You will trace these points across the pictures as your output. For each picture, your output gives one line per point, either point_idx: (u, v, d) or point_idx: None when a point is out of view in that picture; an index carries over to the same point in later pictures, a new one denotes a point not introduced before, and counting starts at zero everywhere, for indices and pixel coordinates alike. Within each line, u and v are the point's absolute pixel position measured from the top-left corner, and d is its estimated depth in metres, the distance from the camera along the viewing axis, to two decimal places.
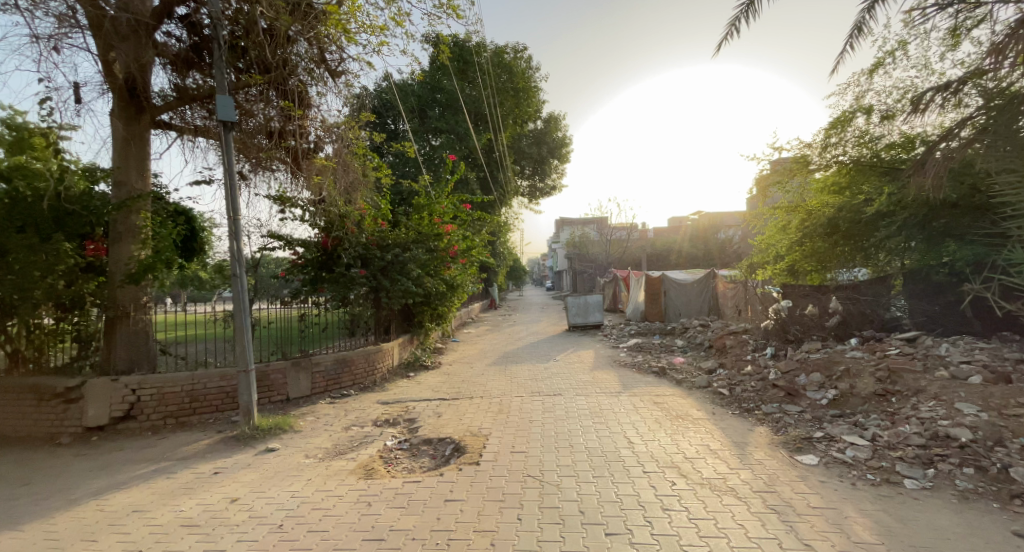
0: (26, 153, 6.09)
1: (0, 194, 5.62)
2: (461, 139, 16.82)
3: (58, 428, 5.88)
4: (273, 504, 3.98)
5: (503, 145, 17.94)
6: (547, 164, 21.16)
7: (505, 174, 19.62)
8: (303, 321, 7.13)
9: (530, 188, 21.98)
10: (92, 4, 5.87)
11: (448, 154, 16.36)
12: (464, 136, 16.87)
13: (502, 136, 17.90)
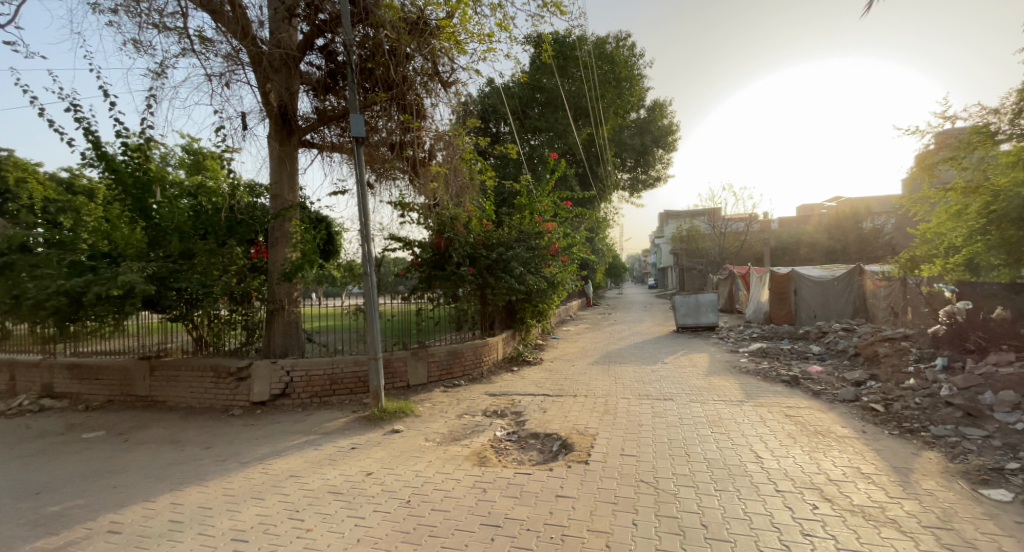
0: (203, 173, 7.54)
1: (189, 208, 7.10)
2: (561, 136, 16.89)
3: (231, 401, 7.01)
4: (400, 480, 4.32)
5: (603, 138, 17.59)
6: (650, 155, 20.00)
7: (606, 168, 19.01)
8: (419, 315, 7.50)
9: (632, 181, 21.02)
10: (251, 43, 6.95)
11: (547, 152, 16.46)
12: (564, 133, 16.87)
13: (603, 129, 17.52)
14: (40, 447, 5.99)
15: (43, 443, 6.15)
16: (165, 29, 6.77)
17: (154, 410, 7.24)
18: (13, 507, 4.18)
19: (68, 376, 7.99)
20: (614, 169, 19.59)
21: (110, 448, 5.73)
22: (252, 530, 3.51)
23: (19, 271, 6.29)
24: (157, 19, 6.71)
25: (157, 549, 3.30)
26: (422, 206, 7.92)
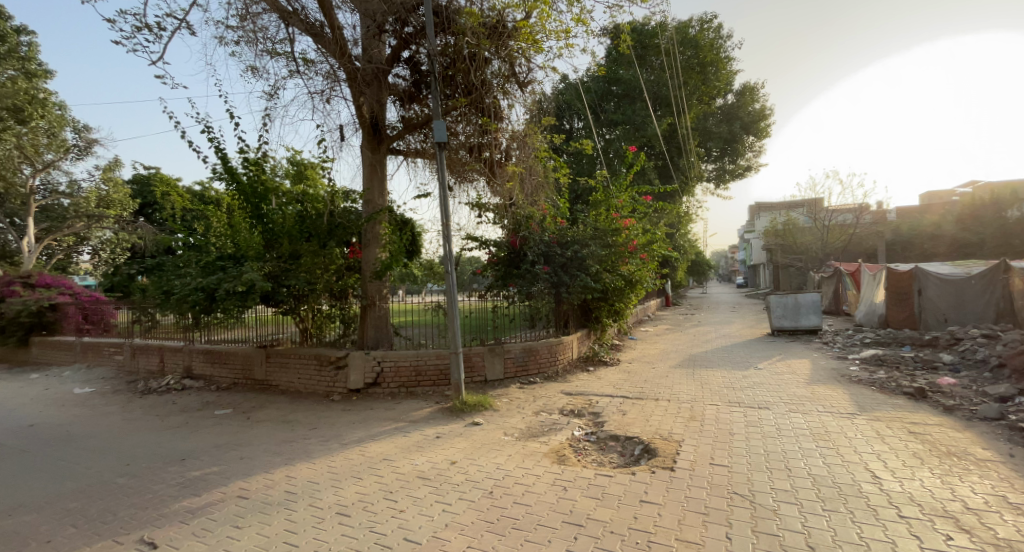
0: (304, 181, 7.99)
1: (297, 214, 7.78)
2: (638, 128, 15.89)
3: (331, 388, 7.60)
4: (483, 471, 4.40)
5: (686, 126, 16.50)
6: (738, 143, 18.64)
7: (688, 160, 17.48)
8: (495, 312, 7.61)
9: (717, 171, 19.52)
10: (346, 62, 7.62)
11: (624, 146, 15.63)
12: (642, 125, 15.96)
13: (686, 116, 16.42)
14: (183, 420, 6.93)
15: (184, 417, 7.10)
16: (274, 54, 7.50)
17: (270, 393, 8.06)
18: (166, 469, 4.90)
19: (202, 359, 9.12)
20: (698, 160, 18.42)
21: (235, 424, 6.47)
22: (352, 506, 3.80)
23: (174, 270, 7.46)
24: (268, 44, 7.46)
25: (275, 516, 3.70)
26: (498, 205, 8.05)
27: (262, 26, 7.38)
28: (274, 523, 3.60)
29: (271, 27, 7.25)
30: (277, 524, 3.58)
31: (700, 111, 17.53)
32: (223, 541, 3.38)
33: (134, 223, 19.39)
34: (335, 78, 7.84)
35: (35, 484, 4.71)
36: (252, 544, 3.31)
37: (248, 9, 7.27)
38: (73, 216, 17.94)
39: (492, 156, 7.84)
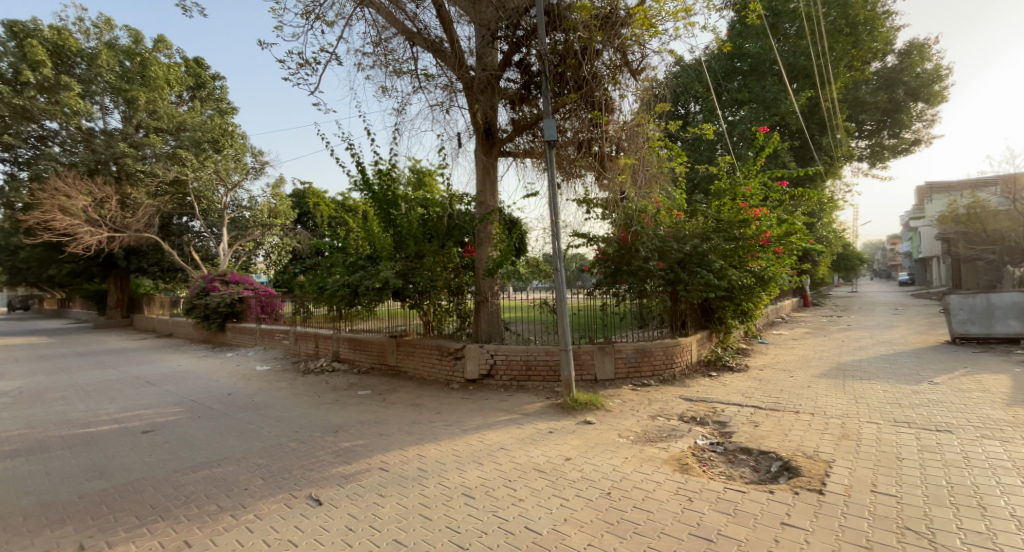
0: (423, 188, 8.52)
1: (424, 217, 8.24)
2: (769, 106, 14.19)
3: (450, 376, 8.01)
4: (600, 471, 4.24)
5: (831, 97, 14.61)
6: (901, 112, 16.13)
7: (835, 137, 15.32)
8: (603, 311, 7.34)
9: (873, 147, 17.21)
10: (460, 72, 7.96)
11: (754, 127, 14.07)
12: (774, 102, 14.19)
13: (832, 86, 14.44)
14: (334, 397, 7.81)
15: (334, 394, 7.98)
16: (401, 73, 8.11)
17: (401, 379, 8.71)
18: (324, 438, 5.63)
19: (348, 346, 10.16)
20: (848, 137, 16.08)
21: (372, 404, 7.15)
22: (476, 490, 4.02)
23: (327, 268, 8.50)
24: (395, 65, 8.04)
25: (411, 490, 4.07)
26: (608, 199, 7.54)
27: (392, 50, 7.97)
28: (410, 496, 3.96)
29: (399, 50, 7.81)
30: (411, 497, 3.95)
31: (852, 79, 15.24)
32: (370, 506, 3.82)
33: (294, 230, 22.19)
34: (453, 89, 8.22)
35: (234, 440, 5.73)
36: (393, 512, 3.69)
37: (381, 35, 7.90)
38: (251, 224, 21.31)
39: (603, 150, 7.51)
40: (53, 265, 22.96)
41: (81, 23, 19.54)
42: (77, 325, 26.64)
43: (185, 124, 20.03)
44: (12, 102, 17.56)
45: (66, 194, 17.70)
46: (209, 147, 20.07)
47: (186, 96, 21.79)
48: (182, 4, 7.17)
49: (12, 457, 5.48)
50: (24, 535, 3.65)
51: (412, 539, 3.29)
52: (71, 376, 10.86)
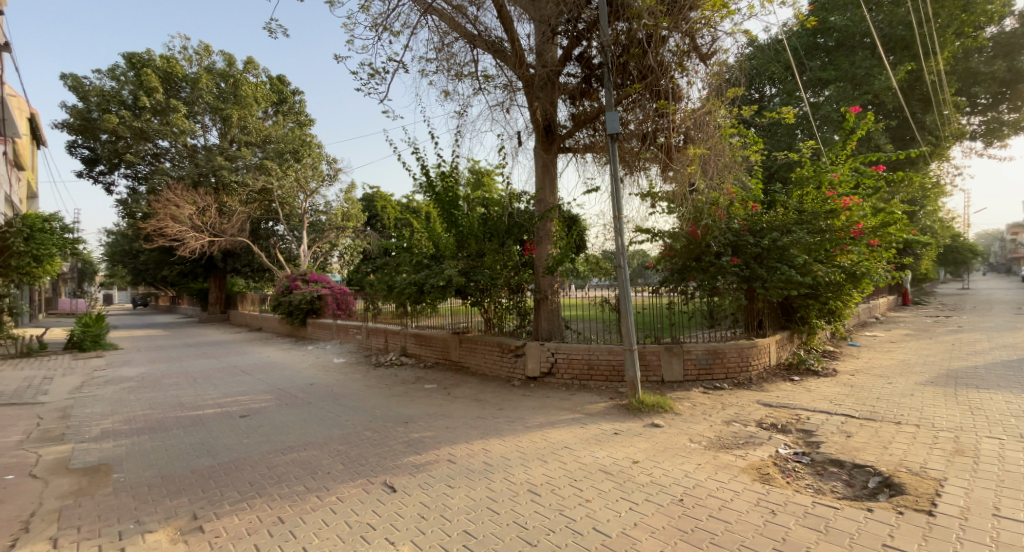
0: (481, 189, 8.57)
1: (486, 218, 8.38)
2: (859, 83, 13.03)
3: (511, 373, 8.00)
4: (671, 476, 4.03)
5: (938, 69, 13.20)
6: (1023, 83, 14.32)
7: (943, 113, 13.86)
8: (671, 309, 7.00)
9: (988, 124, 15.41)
10: (520, 69, 7.93)
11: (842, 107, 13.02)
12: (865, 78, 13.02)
13: (937, 59, 13.04)
14: (403, 390, 8.05)
15: (403, 387, 8.22)
16: (463, 76, 8.20)
17: (464, 374, 8.82)
18: (395, 429, 5.79)
19: (414, 341, 10.49)
20: (958, 114, 14.45)
21: (439, 398, 7.28)
22: (542, 487, 3.94)
23: (395, 267, 8.76)
24: (457, 68, 8.13)
25: (479, 483, 4.07)
26: (675, 191, 6.98)
27: (454, 54, 8.07)
28: (477, 488, 3.97)
29: (460, 53, 7.87)
30: (479, 490, 3.94)
31: (961, 48, 13.68)
32: (441, 496, 3.86)
33: (364, 231, 23.22)
34: (513, 88, 8.20)
35: (317, 426, 6.04)
36: (463, 504, 3.70)
37: (443, 40, 8.01)
38: (326, 227, 22.51)
39: (669, 139, 7.11)
40: (164, 266, 25.58)
41: (185, 51, 21.64)
42: (184, 320, 29.55)
43: (271, 137, 21.73)
44: (132, 124, 19.86)
45: (175, 204, 19.55)
46: (291, 157, 21.63)
47: (271, 112, 23.55)
48: (267, 25, 6.93)
49: (136, 433, 6.11)
50: (147, 503, 4.02)
51: (481, 532, 3.27)
52: (181, 364, 12.03)
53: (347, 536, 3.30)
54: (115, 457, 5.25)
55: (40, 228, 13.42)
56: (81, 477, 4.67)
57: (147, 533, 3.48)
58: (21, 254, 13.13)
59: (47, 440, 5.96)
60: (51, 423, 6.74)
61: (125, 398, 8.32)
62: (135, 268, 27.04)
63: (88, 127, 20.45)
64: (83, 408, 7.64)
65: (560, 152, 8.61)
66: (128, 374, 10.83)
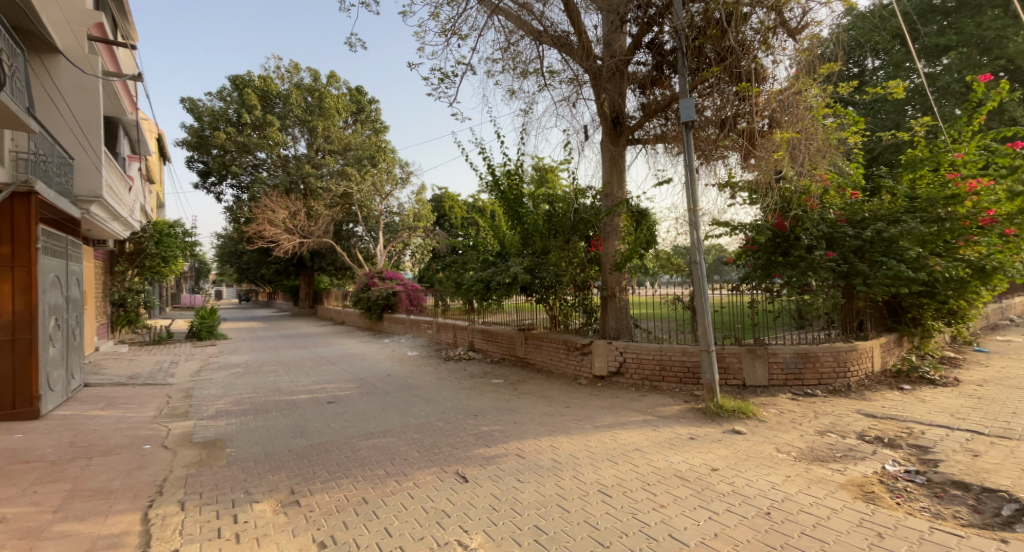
0: (545, 186, 8.33)
1: (551, 215, 8.18)
2: (989, 47, 11.34)
3: (578, 372, 7.82)
4: (756, 487, 3.68)
5: None
6: None
7: None
8: (753, 308, 6.41)
9: None
10: (586, 60, 7.67)
11: (967, 77, 11.41)
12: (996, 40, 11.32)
13: None
14: (472, 383, 8.11)
15: (471, 381, 8.29)
16: (529, 74, 8.10)
17: (531, 370, 8.73)
18: (465, 421, 5.81)
19: (481, 337, 10.60)
20: None
21: (507, 393, 7.24)
22: (613, 488, 3.75)
23: (463, 265, 8.89)
24: (523, 66, 8.05)
25: (548, 480, 3.96)
26: (757, 181, 6.48)
27: (520, 52, 7.99)
28: (547, 485, 3.86)
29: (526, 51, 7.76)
30: (549, 487, 3.82)
31: None
32: (511, 490, 3.79)
33: (434, 230, 23.80)
34: (580, 82, 7.98)
35: (394, 415, 6.22)
36: (533, 499, 3.61)
37: (509, 39, 7.95)
38: (400, 227, 23.36)
39: (752, 124, 6.50)
40: (263, 265, 27.89)
41: (278, 69, 23.41)
42: (280, 314, 32.06)
43: (350, 145, 23.17)
44: (236, 139, 21.91)
45: (271, 209, 21.14)
46: (368, 162, 23.20)
47: (351, 121, 24.85)
48: (347, 39, 7.16)
49: (243, 413, 6.63)
50: (253, 476, 4.31)
51: (552, 529, 3.15)
52: (278, 353, 13.02)
53: (424, 520, 3.31)
54: (227, 433, 5.71)
55: (168, 233, 15.23)
56: (201, 450, 5.12)
57: (254, 503, 3.71)
58: (153, 255, 15.00)
59: (174, 416, 6.62)
60: (177, 401, 7.50)
61: (233, 382, 9.12)
62: (239, 268, 29.63)
63: (202, 143, 22.82)
64: (201, 389, 8.44)
65: (629, 143, 8.26)
66: (236, 360, 11.90)
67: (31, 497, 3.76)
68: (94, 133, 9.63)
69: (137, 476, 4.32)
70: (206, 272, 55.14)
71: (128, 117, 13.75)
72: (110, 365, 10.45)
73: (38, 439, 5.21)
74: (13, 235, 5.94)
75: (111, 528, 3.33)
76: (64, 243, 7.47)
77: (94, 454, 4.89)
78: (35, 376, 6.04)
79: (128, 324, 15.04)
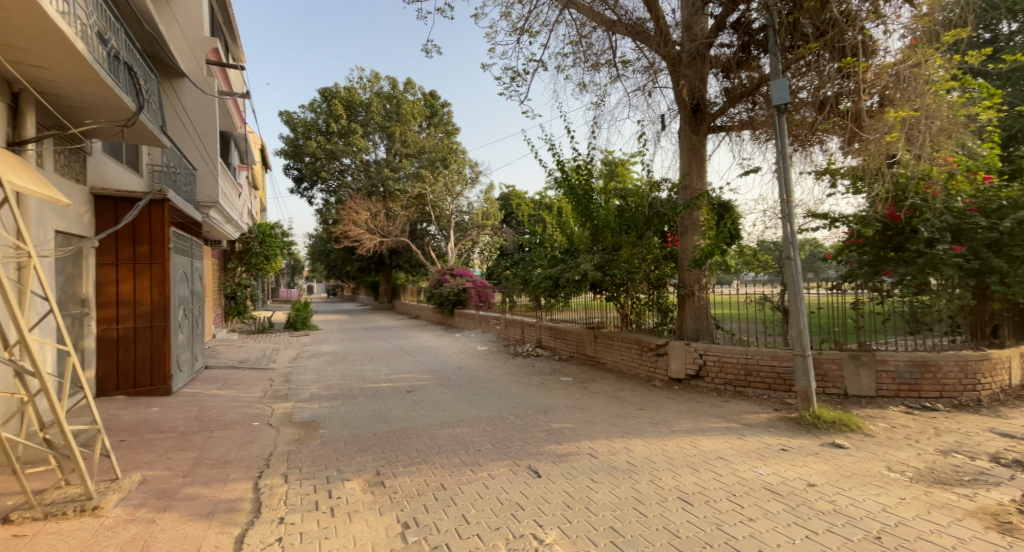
0: (614, 180, 8.03)
1: (623, 210, 7.84)
2: None
3: (652, 373, 7.52)
4: (862, 507, 3.30)
5: None
6: None
7: None
8: (857, 309, 5.72)
9: None
10: (664, 45, 7.30)
11: None
12: None
13: None
14: (542, 380, 8.07)
15: (541, 377, 8.25)
16: (600, 66, 7.88)
17: (601, 370, 8.54)
18: (537, 416, 5.78)
19: (549, 334, 10.56)
20: None
21: (578, 391, 7.13)
22: (695, 496, 3.54)
23: (531, 262, 8.86)
24: (595, 58, 7.84)
25: (624, 482, 3.81)
26: (864, 166, 5.91)
27: (592, 44, 7.78)
28: (622, 487, 3.71)
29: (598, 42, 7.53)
30: (625, 489, 3.68)
31: None
32: (586, 489, 3.69)
33: (502, 229, 24.07)
34: (655, 70, 7.63)
35: (468, 406, 6.33)
36: (608, 500, 3.49)
37: (581, 32, 7.77)
38: (469, 226, 23.82)
39: (859, 103, 5.91)
40: (347, 262, 29.76)
41: (360, 79, 24.78)
42: (362, 307, 33.97)
43: (425, 147, 23.96)
44: (325, 147, 23.58)
45: (355, 211, 22.50)
46: (441, 164, 23.90)
47: (426, 125, 25.74)
48: (426, 46, 7.73)
49: (334, 398, 7.09)
50: (344, 456, 4.57)
51: (629, 532, 3.03)
52: (362, 344, 13.81)
53: (500, 511, 3.31)
54: (321, 415, 6.12)
55: (269, 234, 16.76)
56: (300, 429, 5.52)
57: (345, 481, 3.93)
58: (257, 254, 16.60)
59: (276, 397, 7.22)
60: (278, 384, 8.18)
61: (324, 368, 9.79)
62: (327, 265, 31.90)
63: (297, 151, 24.75)
64: (298, 374, 9.16)
65: (710, 132, 7.78)
66: (326, 349, 12.78)
67: (165, 462, 4.24)
68: (207, 145, 10.62)
69: (248, 449, 4.74)
70: (301, 269, 59.87)
71: (238, 131, 15.18)
72: (224, 350, 11.64)
73: (169, 412, 5.89)
74: (151, 236, 6.76)
75: (229, 493, 3.67)
76: (189, 243, 8.37)
77: (213, 427, 5.43)
78: (168, 359, 6.82)
79: (238, 315, 16.70)
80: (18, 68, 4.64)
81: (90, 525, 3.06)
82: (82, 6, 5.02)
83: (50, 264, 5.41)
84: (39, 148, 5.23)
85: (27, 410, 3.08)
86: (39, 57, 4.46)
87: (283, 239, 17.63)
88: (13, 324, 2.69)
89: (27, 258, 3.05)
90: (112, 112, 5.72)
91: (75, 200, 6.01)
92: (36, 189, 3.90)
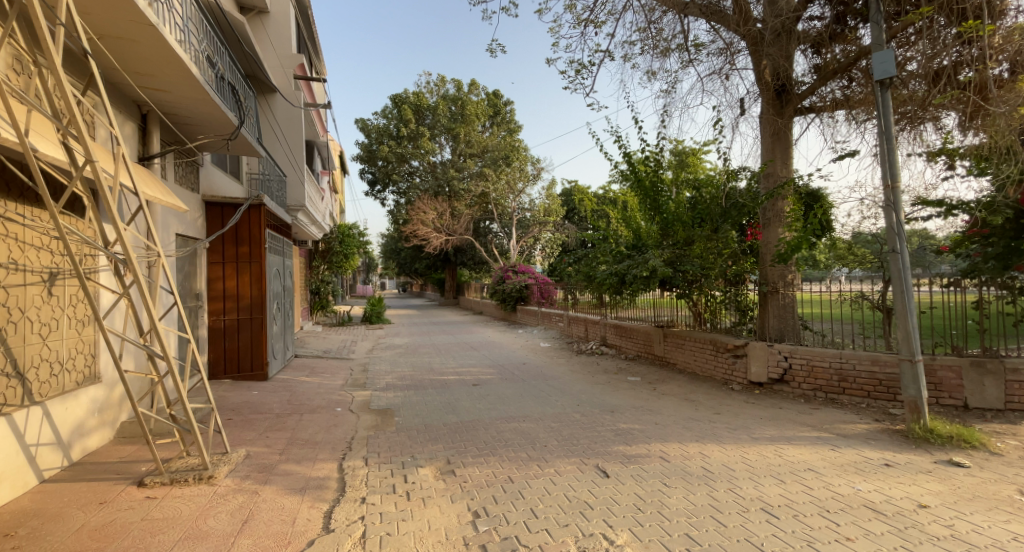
0: (685, 170, 7.62)
1: (695, 202, 7.45)
2: None
3: (729, 376, 7.06)
4: (987, 536, 2.86)
5: None
6: None
7: None
8: (980, 310, 4.99)
9: None
10: (745, 23, 6.79)
11: None
12: None
13: None
14: (608, 378, 7.86)
15: (606, 376, 8.03)
16: (671, 52, 7.50)
17: (671, 371, 8.19)
18: (604, 416, 5.61)
19: (615, 332, 10.30)
20: None
21: (647, 392, 6.86)
22: (781, 509, 3.24)
23: (595, 258, 8.62)
24: (665, 43, 7.47)
25: (700, 488, 3.59)
26: (990, 145, 5.19)
27: (662, 29, 7.43)
28: (697, 493, 3.50)
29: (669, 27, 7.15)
30: (702, 496, 3.46)
31: None
32: (658, 493, 3.51)
33: (564, 226, 23.88)
34: (733, 51, 7.15)
35: (534, 402, 6.29)
36: (682, 505, 3.29)
37: (650, 18, 7.45)
38: (531, 223, 23.78)
39: (984, 71, 5.15)
40: (417, 260, 30.95)
41: (428, 83, 25.48)
42: (432, 303, 35.09)
43: (488, 147, 24.24)
44: (396, 150, 24.55)
45: (423, 211, 23.27)
46: (503, 162, 24.06)
47: (489, 124, 26.01)
48: (489, 46, 6.80)
49: (406, 388, 7.34)
50: (417, 444, 4.69)
51: (708, 541, 2.83)
52: (432, 337, 14.26)
53: (568, 509, 3.22)
54: (396, 404, 6.36)
55: (347, 234, 17.73)
56: (377, 416, 5.75)
57: (419, 467, 4.03)
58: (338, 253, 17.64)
59: (356, 385, 7.61)
60: (357, 373, 8.62)
61: (397, 360, 10.20)
62: (399, 263, 33.32)
63: (370, 156, 25.97)
64: (374, 365, 9.60)
65: (796, 113, 7.19)
66: (400, 343, 13.29)
67: (264, 440, 4.58)
68: (296, 151, 11.28)
69: (333, 432, 5.02)
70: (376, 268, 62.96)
71: (320, 138, 16.17)
72: (309, 341, 12.48)
73: (265, 396, 6.37)
74: (251, 237, 7.34)
75: (318, 472, 3.88)
76: (281, 244, 9.02)
77: (303, 411, 5.81)
78: (265, 347, 7.37)
79: (321, 309, 17.87)
80: (147, 93, 5.21)
81: (206, 492, 3.36)
82: (194, 34, 5.54)
83: (173, 262, 6.04)
84: (162, 161, 5.86)
85: (157, 389, 3.41)
86: (162, 82, 4.97)
87: (359, 238, 18.60)
88: (147, 314, 2.97)
89: (156, 256, 3.35)
90: (219, 128, 6.24)
91: (190, 206, 6.66)
92: (158, 197, 4.35)
